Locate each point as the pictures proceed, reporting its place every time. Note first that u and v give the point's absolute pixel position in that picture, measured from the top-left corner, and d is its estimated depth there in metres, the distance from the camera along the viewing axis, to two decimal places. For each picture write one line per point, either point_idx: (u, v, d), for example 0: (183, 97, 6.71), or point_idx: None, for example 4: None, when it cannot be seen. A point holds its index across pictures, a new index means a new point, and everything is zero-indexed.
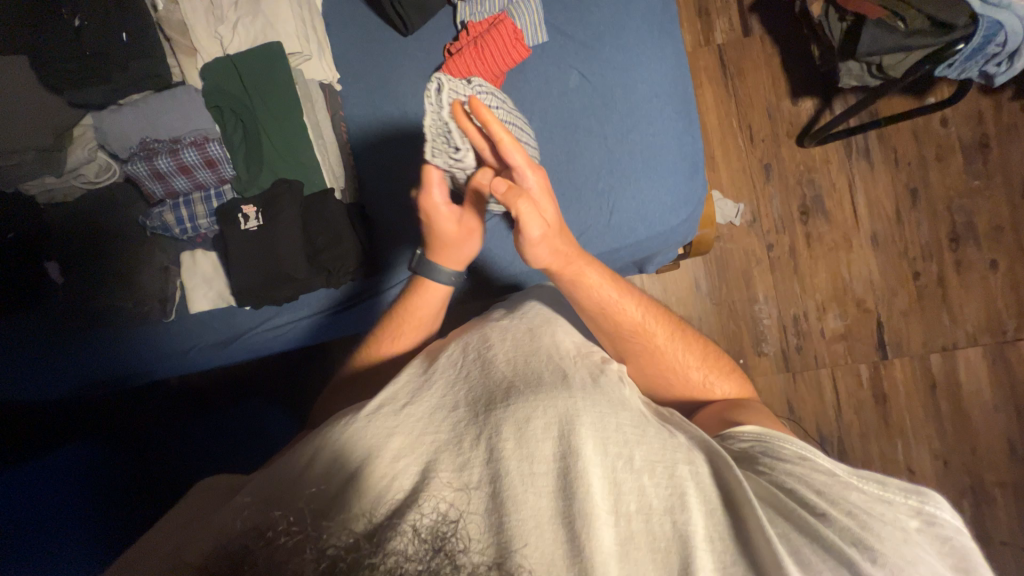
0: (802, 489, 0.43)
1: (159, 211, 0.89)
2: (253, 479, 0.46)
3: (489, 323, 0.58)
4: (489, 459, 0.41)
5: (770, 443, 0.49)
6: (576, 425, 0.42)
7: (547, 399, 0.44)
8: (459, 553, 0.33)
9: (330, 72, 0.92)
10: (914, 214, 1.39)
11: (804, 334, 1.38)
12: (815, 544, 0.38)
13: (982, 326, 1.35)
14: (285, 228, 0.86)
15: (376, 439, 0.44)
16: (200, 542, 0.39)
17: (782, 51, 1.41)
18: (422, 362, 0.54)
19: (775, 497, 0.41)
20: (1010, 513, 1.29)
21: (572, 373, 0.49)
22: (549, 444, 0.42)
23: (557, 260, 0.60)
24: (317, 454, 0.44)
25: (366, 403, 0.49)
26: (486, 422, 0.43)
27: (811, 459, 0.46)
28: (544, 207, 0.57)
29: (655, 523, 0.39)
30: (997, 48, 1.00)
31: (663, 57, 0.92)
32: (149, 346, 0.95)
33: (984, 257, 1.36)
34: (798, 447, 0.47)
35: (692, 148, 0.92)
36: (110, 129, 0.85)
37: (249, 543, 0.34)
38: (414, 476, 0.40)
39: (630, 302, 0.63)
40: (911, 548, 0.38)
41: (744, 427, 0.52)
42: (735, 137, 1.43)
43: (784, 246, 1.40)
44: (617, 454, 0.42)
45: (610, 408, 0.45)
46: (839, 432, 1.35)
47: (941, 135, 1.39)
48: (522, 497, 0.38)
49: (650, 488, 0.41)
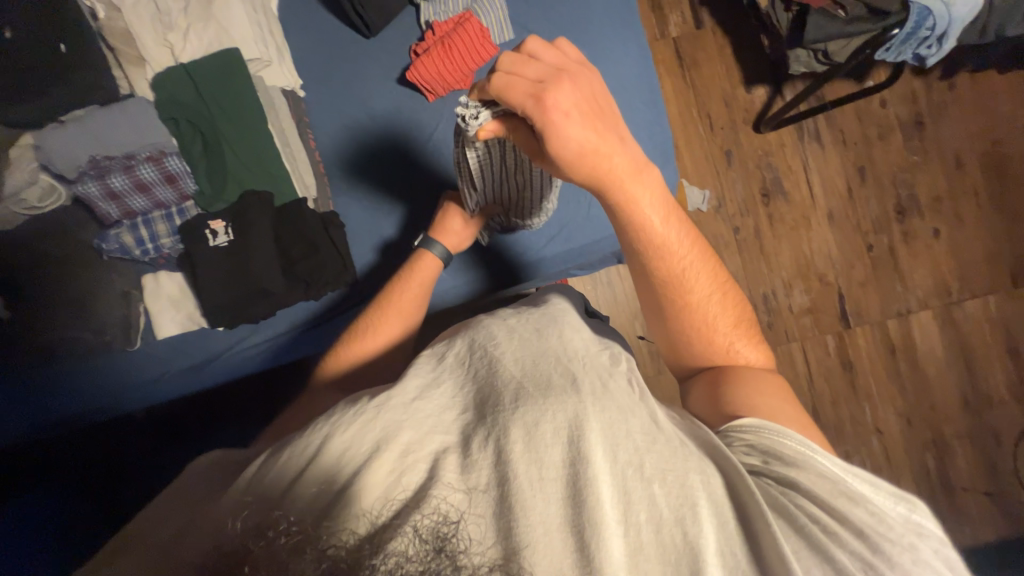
0: (811, 504, 0.43)
1: (116, 233, 0.83)
2: (252, 470, 0.45)
3: (497, 318, 0.56)
4: (497, 461, 0.40)
5: (769, 440, 0.50)
6: (586, 430, 0.42)
7: (557, 403, 0.43)
8: (460, 554, 0.34)
9: (292, 78, 0.89)
10: (864, 190, 1.48)
11: (775, 311, 1.45)
12: (825, 566, 0.40)
13: (931, 291, 1.45)
14: (257, 242, 0.82)
15: (383, 433, 0.43)
16: (198, 541, 0.37)
17: (733, 42, 1.47)
18: (430, 356, 0.53)
19: (786, 511, 0.43)
20: (968, 461, 1.39)
21: (582, 375, 0.47)
22: (558, 449, 0.41)
23: (592, 182, 0.60)
24: (320, 445, 0.43)
25: (373, 398, 0.47)
26: (494, 421, 0.43)
27: (812, 460, 0.47)
28: (571, 126, 0.55)
29: (664, 534, 0.39)
30: (927, 32, 1.07)
31: (628, 50, 0.94)
32: (114, 377, 0.88)
33: (928, 227, 1.47)
34: (798, 443, 0.49)
35: (663, 138, 0.94)
36: (53, 149, 0.77)
37: (248, 543, 0.34)
38: (421, 476, 0.40)
39: (677, 247, 0.64)
40: (921, 570, 0.40)
41: (745, 421, 0.52)
42: (696, 126, 1.48)
43: (750, 229, 1.47)
44: (627, 462, 0.42)
45: (621, 415, 0.44)
46: (812, 401, 1.42)
47: (882, 115, 1.49)
48: (530, 503, 0.38)
49: (661, 498, 0.41)
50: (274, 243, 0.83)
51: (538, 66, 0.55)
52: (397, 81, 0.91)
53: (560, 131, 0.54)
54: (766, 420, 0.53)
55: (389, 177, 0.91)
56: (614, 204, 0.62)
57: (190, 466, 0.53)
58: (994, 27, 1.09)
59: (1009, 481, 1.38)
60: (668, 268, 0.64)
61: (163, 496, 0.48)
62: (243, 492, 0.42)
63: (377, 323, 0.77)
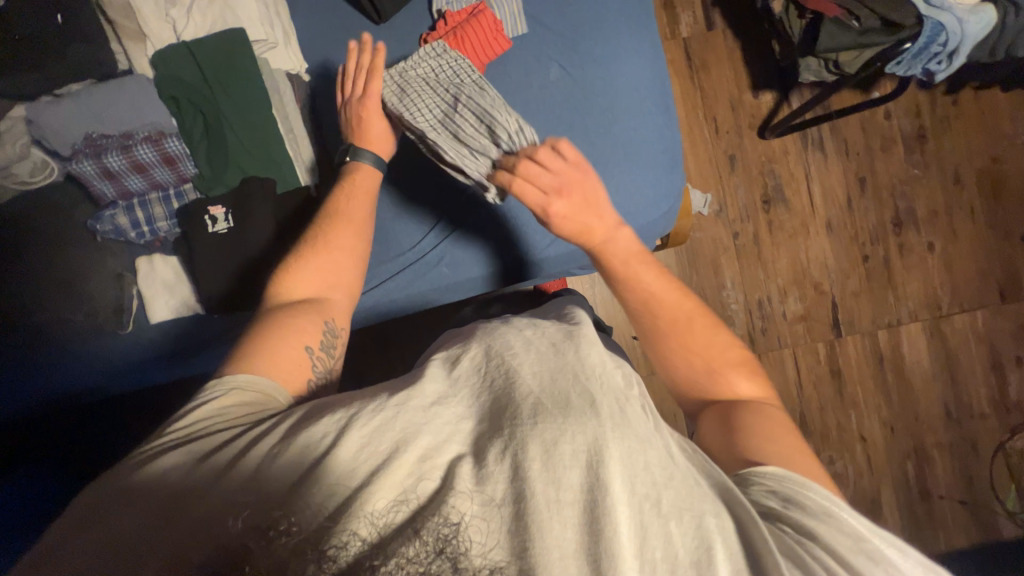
0: (830, 559, 0.42)
1: (110, 214, 0.80)
2: (258, 448, 0.45)
3: (514, 324, 0.54)
4: (513, 478, 0.40)
5: (790, 489, 0.48)
6: (606, 457, 0.41)
7: (577, 425, 0.42)
8: (460, 556, 0.36)
9: (296, 61, 0.86)
10: (863, 200, 1.49)
11: (769, 317, 1.46)
12: None
13: (922, 303, 1.47)
14: (257, 230, 0.80)
15: (401, 435, 0.42)
16: (203, 536, 0.39)
17: (744, 44, 1.46)
18: (445, 356, 0.51)
19: (802, 560, 0.41)
20: (946, 470, 1.43)
21: (599, 398, 0.45)
22: (576, 472, 0.41)
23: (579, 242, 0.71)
24: (335, 439, 0.43)
25: (385, 397, 0.46)
26: (514, 435, 0.42)
27: (836, 516, 0.46)
28: (573, 220, 0.68)
29: (677, 574, 0.39)
30: (939, 48, 1.07)
31: (642, 51, 0.92)
32: (101, 361, 0.85)
33: (923, 240, 1.49)
34: (822, 498, 0.47)
35: (673, 142, 0.94)
36: (48, 124, 0.76)
37: (250, 544, 0.36)
38: (435, 483, 0.41)
39: (646, 272, 0.69)
40: None
41: (766, 467, 0.51)
42: (701, 129, 1.48)
43: (749, 234, 1.47)
44: (644, 495, 0.41)
45: (640, 443, 0.43)
46: (800, 406, 1.44)
47: (886, 127, 1.49)
48: (546, 524, 0.38)
49: (677, 537, 0.40)
50: (273, 232, 0.81)
51: (551, 173, 0.68)
52: None
53: (561, 225, 0.69)
54: (783, 467, 0.51)
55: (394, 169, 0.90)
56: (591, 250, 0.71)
57: (171, 419, 0.52)
58: (1004, 47, 1.09)
59: (985, 491, 1.41)
60: (642, 295, 0.69)
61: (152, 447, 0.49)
62: (247, 474, 0.43)
63: (330, 237, 0.72)
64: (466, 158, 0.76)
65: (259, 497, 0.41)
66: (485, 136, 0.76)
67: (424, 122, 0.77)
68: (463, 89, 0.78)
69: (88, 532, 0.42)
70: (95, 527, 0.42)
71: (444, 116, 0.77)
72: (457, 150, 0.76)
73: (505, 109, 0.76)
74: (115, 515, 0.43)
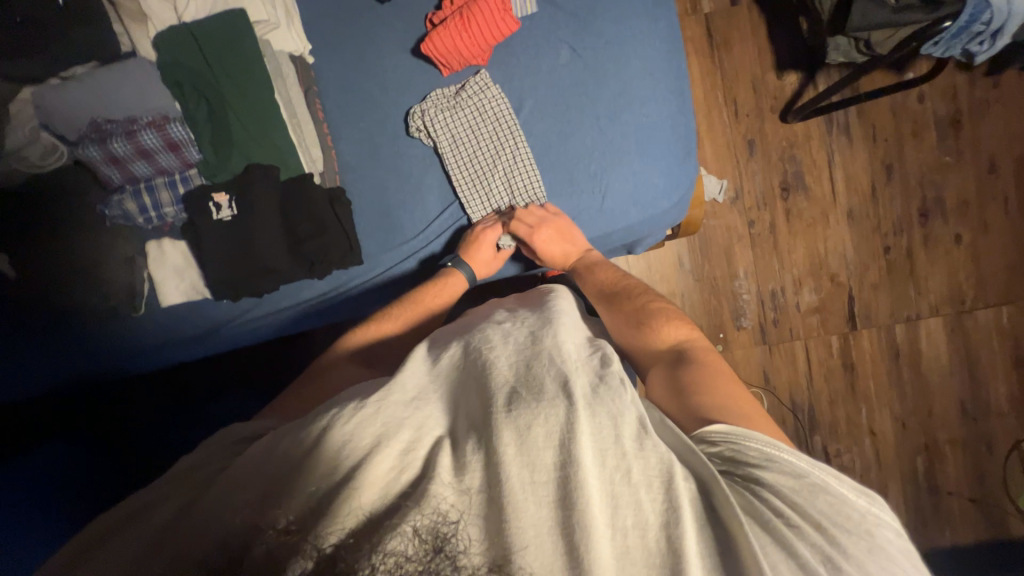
0: (777, 499, 0.45)
1: (117, 199, 0.80)
2: (256, 449, 0.46)
3: (493, 323, 0.58)
4: (489, 464, 0.41)
5: (736, 445, 0.50)
6: (577, 434, 0.42)
7: (548, 406, 0.44)
8: (459, 554, 0.36)
9: (301, 43, 0.85)
10: (888, 189, 1.42)
11: (782, 308, 1.43)
12: (791, 562, 0.41)
13: (945, 297, 1.42)
14: (262, 219, 0.80)
15: (382, 429, 0.43)
16: (205, 537, 0.38)
17: (769, 21, 1.38)
18: (427, 352, 0.55)
19: (756, 512, 0.44)
20: (957, 467, 1.40)
21: (573, 381, 0.47)
22: (550, 452, 0.42)
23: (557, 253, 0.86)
24: (320, 435, 0.43)
25: (366, 393, 0.47)
26: (486, 423, 0.44)
27: (776, 457, 0.49)
28: (552, 247, 0.85)
29: (649, 539, 0.40)
30: (981, 27, 0.99)
31: (658, 32, 0.89)
32: (114, 345, 0.87)
33: (950, 232, 1.42)
34: (763, 444, 0.50)
35: (686, 129, 0.91)
36: (55, 108, 0.75)
37: (246, 538, 0.37)
38: (415, 470, 0.41)
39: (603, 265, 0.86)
40: (877, 559, 0.43)
41: (712, 427, 0.52)
42: (720, 112, 1.41)
43: (765, 223, 1.43)
44: (615, 467, 0.43)
45: (610, 419, 0.45)
46: (810, 399, 1.42)
47: (918, 110, 1.41)
48: (521, 506, 0.39)
49: (647, 504, 0.42)
50: (280, 221, 0.82)
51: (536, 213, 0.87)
52: (411, 52, 0.88)
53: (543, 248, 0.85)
54: (734, 424, 0.53)
55: (401, 157, 0.90)
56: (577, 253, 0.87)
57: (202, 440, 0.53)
58: None
59: (996, 489, 1.39)
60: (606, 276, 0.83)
61: (165, 474, 0.49)
62: (244, 473, 0.43)
63: (396, 311, 0.80)
64: (483, 202, 0.90)
65: (258, 488, 0.41)
66: (505, 186, 0.90)
67: (452, 163, 0.89)
68: (493, 137, 0.88)
69: (96, 555, 0.42)
70: (102, 551, 0.42)
71: (471, 160, 0.89)
72: (475, 192, 0.90)
73: (526, 166, 0.89)
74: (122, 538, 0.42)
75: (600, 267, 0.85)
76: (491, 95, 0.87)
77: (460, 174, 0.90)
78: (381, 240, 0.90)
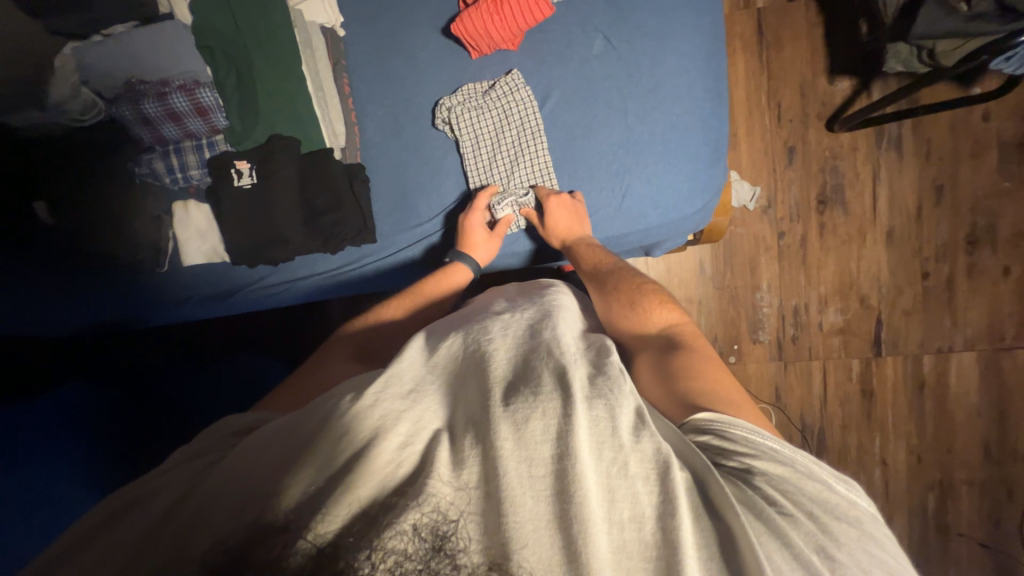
0: (770, 488, 0.44)
1: (148, 158, 0.83)
2: (259, 435, 0.47)
3: (491, 315, 0.58)
4: (487, 458, 0.41)
5: (725, 431, 0.49)
6: (575, 428, 0.42)
7: (545, 401, 0.44)
8: (460, 553, 0.36)
9: (333, 15, 0.85)
10: (936, 211, 1.33)
11: (803, 326, 1.37)
12: (786, 552, 0.40)
13: (982, 332, 1.34)
14: (282, 188, 0.82)
15: (380, 420, 0.43)
16: (201, 536, 0.38)
17: (825, 22, 1.30)
18: (424, 344, 0.55)
19: (752, 503, 0.42)
20: (972, 509, 1.34)
21: (572, 375, 0.47)
22: (548, 446, 0.41)
23: (568, 221, 0.85)
24: (321, 422, 0.45)
25: (366, 383, 0.48)
26: (484, 417, 0.44)
27: (763, 444, 0.48)
28: (557, 216, 0.85)
29: (646, 532, 0.40)
30: None
31: (699, 26, 0.85)
32: (140, 300, 0.91)
33: (998, 263, 1.33)
34: (750, 430, 0.49)
35: (719, 132, 0.87)
36: (94, 65, 0.76)
37: (247, 541, 0.36)
38: (412, 464, 0.41)
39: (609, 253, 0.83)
40: (864, 546, 0.42)
41: (699, 414, 0.51)
42: (762, 115, 1.34)
43: (796, 235, 1.36)
44: (612, 459, 0.42)
45: (610, 411, 0.45)
46: (821, 422, 1.38)
47: (981, 130, 1.31)
48: (519, 500, 0.39)
49: (644, 495, 0.41)
50: (297, 192, 0.83)
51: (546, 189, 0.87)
52: (441, 32, 0.87)
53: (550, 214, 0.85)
54: (722, 412, 0.51)
55: (422, 137, 0.89)
56: (578, 242, 0.84)
57: (204, 432, 0.53)
58: None
59: (1012, 537, 1.32)
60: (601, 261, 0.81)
61: (172, 459, 0.50)
62: (252, 456, 0.44)
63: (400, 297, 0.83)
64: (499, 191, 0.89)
65: (259, 476, 0.42)
66: (524, 178, 0.89)
67: (471, 152, 0.88)
68: (518, 129, 0.87)
69: (104, 536, 0.42)
70: (105, 537, 0.42)
71: (492, 150, 0.88)
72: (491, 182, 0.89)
73: (544, 161, 0.87)
74: (131, 518, 0.43)
75: (599, 249, 0.84)
76: (517, 89, 0.86)
77: (477, 164, 0.89)
78: (396, 221, 0.91)
